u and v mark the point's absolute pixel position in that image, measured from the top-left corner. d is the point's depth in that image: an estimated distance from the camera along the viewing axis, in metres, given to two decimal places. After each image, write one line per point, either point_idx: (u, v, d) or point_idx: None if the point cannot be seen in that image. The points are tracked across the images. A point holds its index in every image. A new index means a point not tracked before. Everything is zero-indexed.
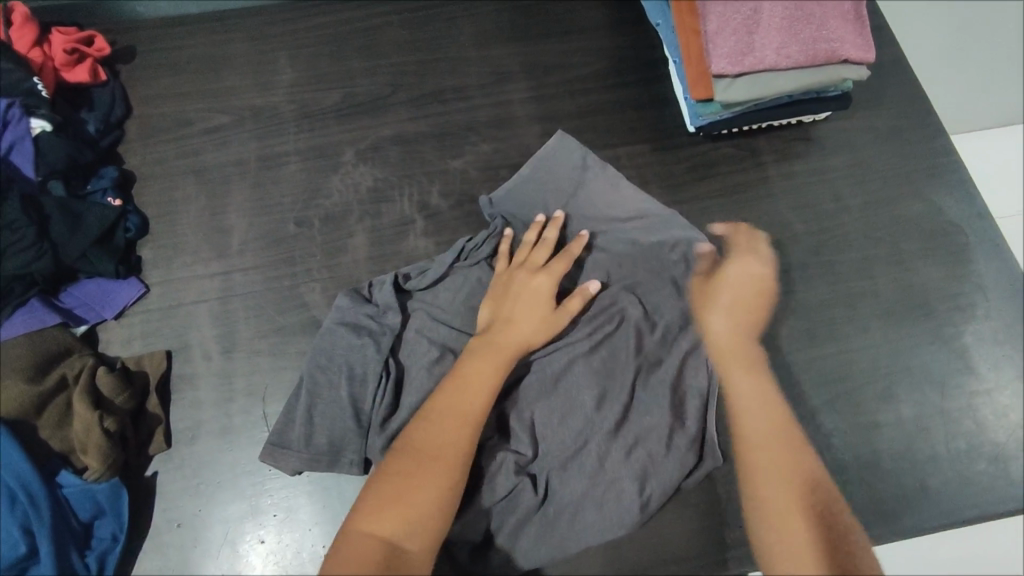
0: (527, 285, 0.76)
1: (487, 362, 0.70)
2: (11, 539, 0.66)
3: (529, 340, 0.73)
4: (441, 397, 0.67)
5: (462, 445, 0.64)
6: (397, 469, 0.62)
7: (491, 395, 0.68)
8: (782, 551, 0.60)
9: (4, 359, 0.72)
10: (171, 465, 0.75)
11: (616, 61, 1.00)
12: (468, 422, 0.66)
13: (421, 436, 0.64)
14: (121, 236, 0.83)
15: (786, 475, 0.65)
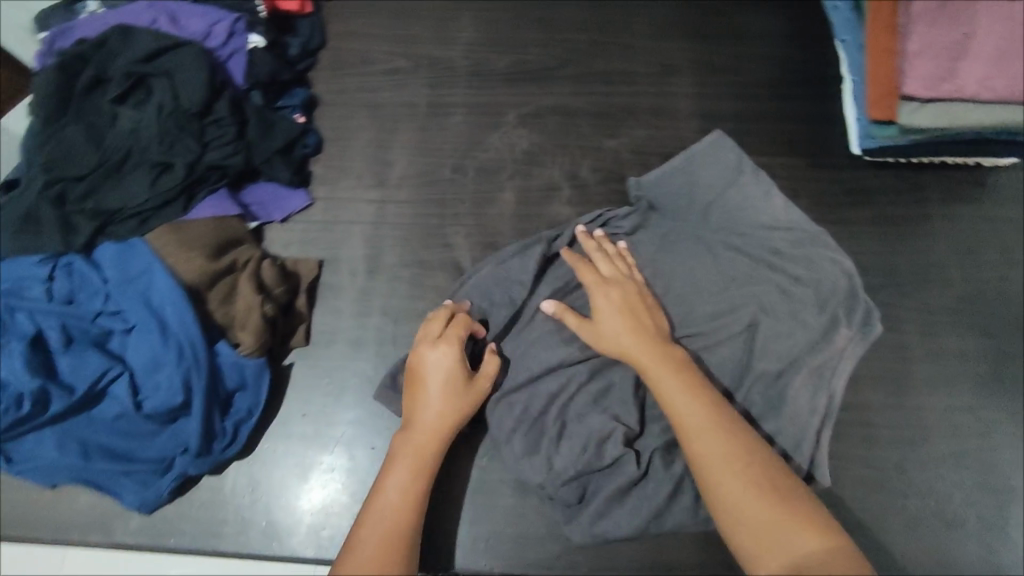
0: (442, 368, 0.73)
1: (409, 466, 0.69)
2: (172, 388, 0.74)
3: (438, 431, 0.71)
4: (369, 516, 0.66)
5: (394, 552, 0.64)
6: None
7: (417, 501, 0.68)
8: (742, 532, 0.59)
9: (192, 235, 0.80)
10: (306, 362, 0.83)
11: (788, 71, 0.99)
12: (394, 535, 0.65)
13: (359, 567, 0.62)
14: (299, 151, 0.91)
15: (726, 453, 0.63)
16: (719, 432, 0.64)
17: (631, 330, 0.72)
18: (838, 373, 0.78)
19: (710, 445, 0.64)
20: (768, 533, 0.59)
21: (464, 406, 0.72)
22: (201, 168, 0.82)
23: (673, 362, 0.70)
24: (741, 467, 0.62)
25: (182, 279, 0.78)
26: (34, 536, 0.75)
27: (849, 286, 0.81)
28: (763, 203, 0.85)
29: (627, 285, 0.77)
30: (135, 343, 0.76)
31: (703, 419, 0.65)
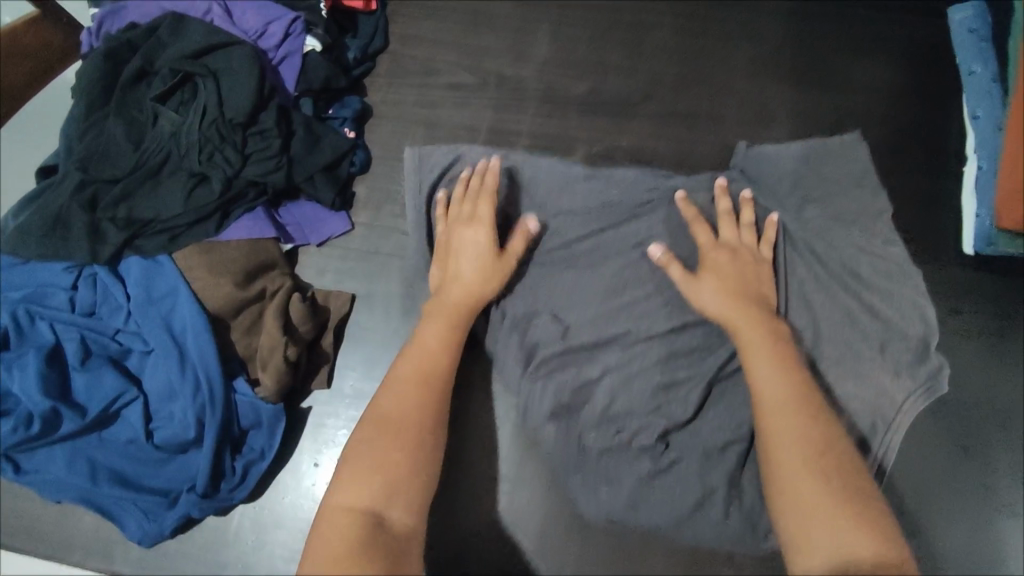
0: (466, 237, 0.72)
1: (441, 327, 0.68)
2: (186, 421, 0.71)
3: (477, 294, 0.70)
4: (404, 362, 0.65)
5: (429, 396, 0.62)
6: (372, 427, 0.59)
7: (450, 356, 0.66)
8: (810, 497, 0.52)
9: (221, 259, 0.76)
10: (326, 407, 0.77)
11: (903, 138, 0.86)
12: (429, 381, 0.63)
13: (390, 405, 0.61)
14: (345, 170, 0.84)
15: (801, 420, 0.57)
16: (798, 399, 0.59)
17: (729, 290, 0.67)
18: (891, 436, 0.69)
19: (786, 408, 0.58)
20: (827, 493, 0.52)
21: (495, 275, 0.71)
22: (239, 184, 0.78)
23: (771, 329, 0.65)
24: (809, 447, 0.55)
25: (208, 305, 0.74)
26: (35, 551, 0.73)
27: (925, 338, 0.71)
28: (852, 301, 0.75)
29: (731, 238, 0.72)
30: (153, 367, 0.73)
31: (787, 387, 0.60)
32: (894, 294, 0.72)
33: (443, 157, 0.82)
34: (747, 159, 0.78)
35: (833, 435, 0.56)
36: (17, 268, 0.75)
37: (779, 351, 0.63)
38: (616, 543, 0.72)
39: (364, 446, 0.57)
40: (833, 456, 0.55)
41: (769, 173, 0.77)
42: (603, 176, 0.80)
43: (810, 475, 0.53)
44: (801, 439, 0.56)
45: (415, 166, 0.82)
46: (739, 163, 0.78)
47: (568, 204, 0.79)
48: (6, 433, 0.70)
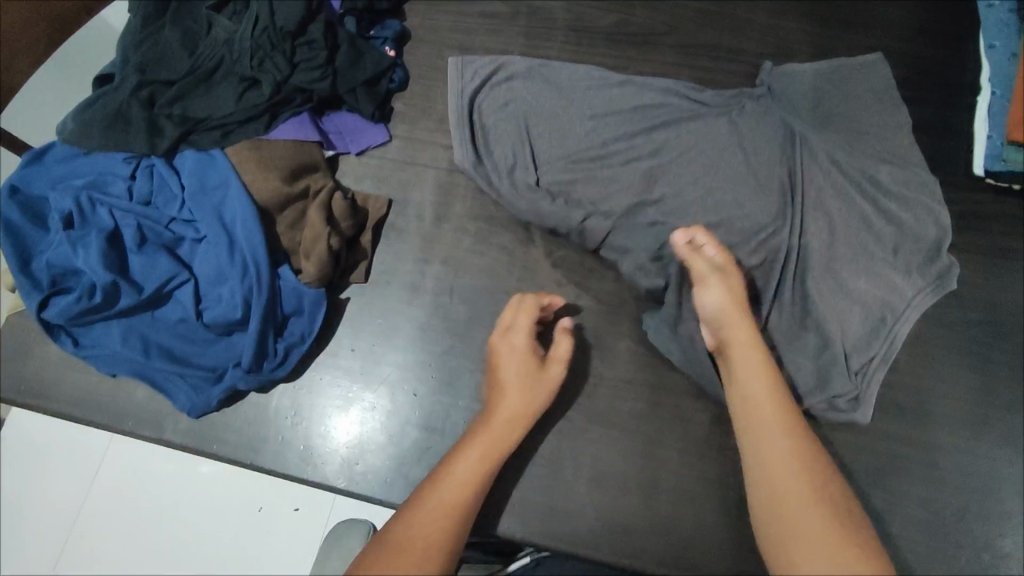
0: (518, 347, 0.74)
1: (482, 449, 0.67)
2: (234, 302, 0.76)
3: (524, 412, 0.70)
4: (436, 488, 0.64)
5: (451, 531, 0.60)
6: (389, 553, 0.57)
7: (485, 480, 0.66)
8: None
9: (269, 156, 0.81)
10: (362, 299, 0.83)
11: (919, 71, 0.89)
12: (453, 515, 0.62)
13: (415, 535, 0.59)
14: (385, 85, 0.89)
15: (801, 479, 0.59)
16: (797, 463, 0.60)
17: (750, 340, 0.68)
18: (901, 321, 0.76)
19: (786, 472, 0.60)
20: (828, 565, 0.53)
21: (543, 392, 0.72)
22: (287, 89, 0.83)
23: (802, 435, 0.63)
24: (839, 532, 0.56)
25: (256, 197, 0.79)
26: (91, 420, 0.79)
27: (936, 239, 0.79)
28: (854, 217, 0.80)
29: (740, 324, 0.69)
30: (204, 253, 0.78)
31: (778, 424, 0.63)
32: (910, 199, 0.80)
33: (485, 66, 0.89)
34: (773, 77, 0.88)
35: (838, 500, 0.59)
36: (81, 159, 0.81)
37: (784, 413, 0.64)
38: (633, 432, 0.75)
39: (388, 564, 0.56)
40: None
41: (794, 92, 0.87)
42: (637, 85, 0.89)
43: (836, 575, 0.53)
44: (791, 511, 0.58)
45: (456, 73, 0.89)
46: (766, 80, 0.88)
47: (606, 111, 0.87)
48: (70, 303, 0.75)
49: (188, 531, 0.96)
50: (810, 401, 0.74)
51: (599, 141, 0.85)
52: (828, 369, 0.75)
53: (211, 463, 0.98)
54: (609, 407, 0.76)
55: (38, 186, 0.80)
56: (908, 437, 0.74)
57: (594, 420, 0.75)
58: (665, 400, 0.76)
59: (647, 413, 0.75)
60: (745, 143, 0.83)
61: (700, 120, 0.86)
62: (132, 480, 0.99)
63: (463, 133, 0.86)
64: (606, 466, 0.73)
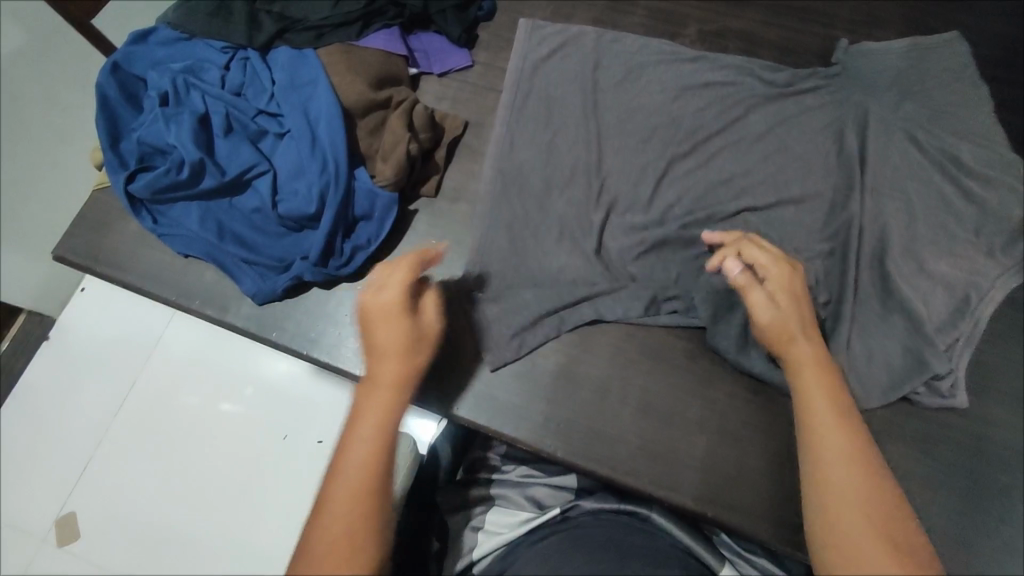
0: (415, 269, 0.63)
1: (377, 397, 0.56)
2: (309, 196, 0.79)
3: (411, 329, 0.60)
4: (342, 453, 0.54)
5: (375, 508, 0.52)
6: (313, 570, 0.49)
7: (393, 434, 0.55)
8: (868, 574, 0.50)
9: (359, 61, 0.83)
10: (430, 213, 0.84)
11: (1012, 57, 0.88)
12: (369, 456, 0.53)
13: (330, 527, 0.51)
14: (474, 11, 0.90)
15: (863, 494, 0.54)
16: (874, 516, 0.53)
17: (813, 355, 0.62)
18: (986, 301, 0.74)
19: (847, 484, 0.54)
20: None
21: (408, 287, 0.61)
22: (383, 0, 0.85)
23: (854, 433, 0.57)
24: (875, 522, 0.53)
25: (341, 99, 0.81)
26: (161, 295, 0.83)
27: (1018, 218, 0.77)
28: (928, 191, 0.79)
29: (803, 342, 0.63)
30: (286, 147, 0.81)
31: (851, 461, 0.55)
32: (992, 177, 0.79)
33: (554, 33, 0.88)
34: (848, 57, 0.87)
35: (886, 492, 0.55)
36: (180, 47, 0.84)
37: (861, 456, 0.56)
38: (684, 369, 0.75)
39: (315, 551, 0.50)
40: (908, 569, 0.50)
41: (870, 72, 0.85)
42: (710, 60, 0.87)
43: (878, 560, 0.50)
44: (840, 521, 0.53)
45: (525, 35, 0.88)
46: (840, 61, 0.87)
47: (690, 61, 0.87)
48: (158, 177, 0.79)
49: (211, 454, 1.04)
50: (905, 388, 0.72)
51: (680, 88, 0.85)
52: (912, 351, 0.72)
53: (233, 401, 1.06)
54: (663, 344, 0.76)
55: (138, 67, 0.84)
56: (962, 411, 0.73)
57: (645, 353, 0.76)
58: None
59: (699, 353, 0.76)
60: (827, 113, 0.83)
61: (776, 102, 0.85)
62: (164, 401, 1.07)
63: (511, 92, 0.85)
64: (651, 398, 0.74)
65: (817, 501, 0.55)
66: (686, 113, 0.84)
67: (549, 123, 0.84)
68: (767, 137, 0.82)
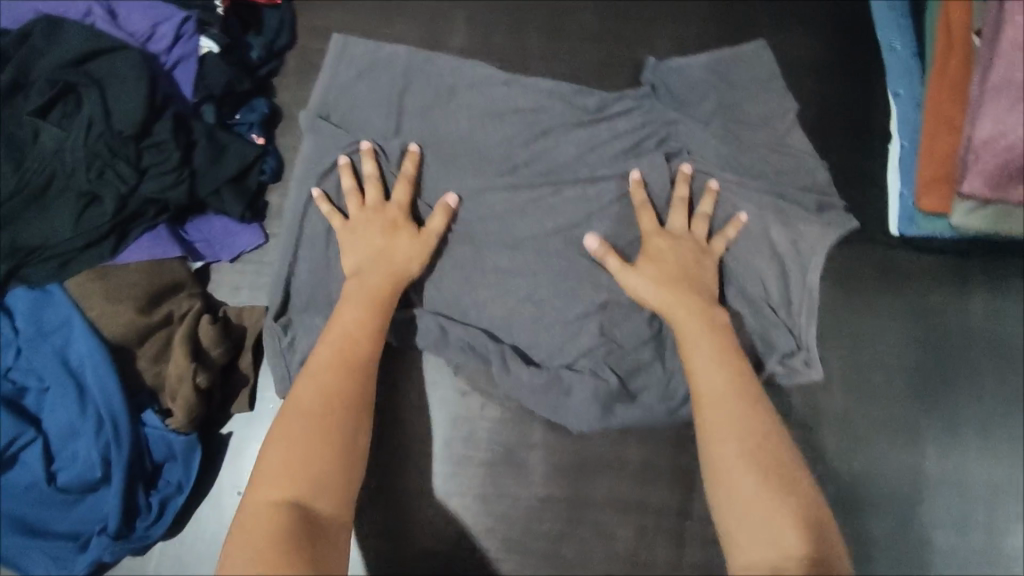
0: (376, 219, 0.71)
1: (363, 311, 0.66)
2: (91, 461, 0.67)
3: (396, 266, 0.69)
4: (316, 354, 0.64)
5: (336, 422, 0.59)
6: (271, 456, 0.56)
7: (369, 343, 0.65)
8: (737, 444, 0.57)
9: (119, 285, 0.70)
10: (247, 431, 0.74)
11: (833, 116, 0.83)
12: (339, 369, 0.63)
13: (308, 394, 0.61)
14: (254, 179, 0.78)
15: (740, 402, 0.60)
16: (737, 391, 0.61)
17: (677, 248, 0.70)
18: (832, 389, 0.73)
19: (709, 377, 0.62)
20: (754, 486, 0.55)
21: (405, 241, 0.71)
22: (135, 202, 0.71)
23: (707, 318, 0.66)
24: (740, 400, 0.60)
25: (105, 335, 0.69)
26: None
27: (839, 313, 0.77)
28: (774, 291, 0.74)
29: (673, 245, 0.71)
30: (51, 406, 0.68)
31: (720, 350, 0.64)
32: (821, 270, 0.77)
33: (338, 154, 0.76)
34: (659, 74, 0.81)
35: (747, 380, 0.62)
36: None
37: (731, 351, 0.64)
38: (551, 552, 0.70)
39: (283, 443, 0.57)
40: (757, 426, 0.58)
41: (683, 89, 0.81)
42: (518, 81, 0.80)
43: (748, 444, 0.57)
44: (725, 416, 0.59)
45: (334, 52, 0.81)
46: (650, 80, 0.81)
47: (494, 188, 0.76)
48: None
49: None
50: None
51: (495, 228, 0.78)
52: None
53: None
54: (525, 530, 0.71)
55: None
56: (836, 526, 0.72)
57: (509, 544, 0.71)
58: (583, 514, 0.71)
59: (567, 532, 0.71)
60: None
61: (586, 128, 0.79)
62: None
63: (286, 252, 0.75)
64: None
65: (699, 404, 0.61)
66: (504, 246, 0.75)
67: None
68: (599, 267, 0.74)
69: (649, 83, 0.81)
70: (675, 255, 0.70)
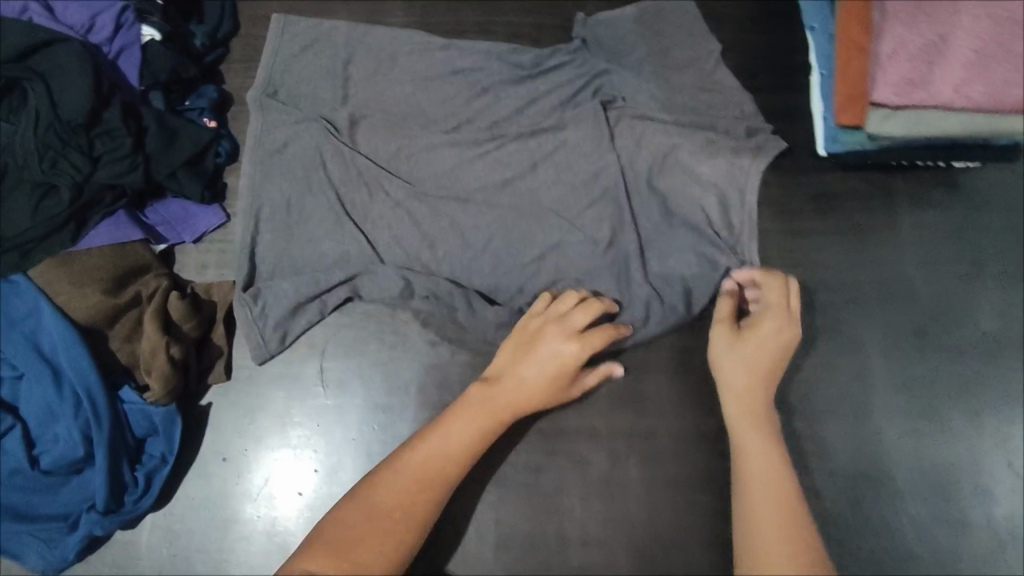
0: (554, 330, 0.67)
1: (474, 420, 0.63)
2: (72, 440, 0.69)
3: (540, 395, 0.65)
4: (437, 441, 0.62)
5: (405, 520, 0.58)
6: (322, 550, 0.56)
7: (469, 460, 0.63)
8: (767, 539, 0.56)
9: (84, 268, 0.72)
10: (226, 400, 0.76)
11: (756, 57, 0.88)
12: (447, 479, 0.61)
13: (383, 496, 0.59)
14: (210, 161, 0.80)
15: (773, 480, 0.60)
16: (780, 477, 0.60)
17: (780, 344, 0.67)
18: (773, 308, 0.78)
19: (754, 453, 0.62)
20: (769, 543, 0.55)
21: (558, 375, 0.66)
22: (92, 189, 0.73)
23: (766, 418, 0.65)
24: (789, 503, 0.58)
25: (76, 320, 0.71)
26: None
27: (784, 233, 0.81)
28: (716, 217, 0.79)
29: (768, 348, 0.67)
30: (27, 391, 0.70)
31: (775, 448, 0.62)
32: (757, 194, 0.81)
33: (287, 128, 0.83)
34: (589, 28, 0.88)
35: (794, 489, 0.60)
36: None
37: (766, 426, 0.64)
38: (529, 485, 0.72)
39: (343, 528, 0.58)
40: (794, 533, 0.56)
41: (609, 39, 0.87)
42: (459, 47, 0.87)
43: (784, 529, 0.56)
44: (760, 517, 0.57)
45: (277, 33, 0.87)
46: (581, 34, 0.87)
47: (445, 156, 0.82)
48: None
49: None
50: None
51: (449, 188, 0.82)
52: None
53: None
54: (502, 466, 0.73)
55: None
56: (804, 434, 0.73)
57: (490, 483, 0.73)
58: (557, 445, 0.73)
59: (543, 464, 0.73)
60: (592, 161, 0.81)
61: (524, 83, 0.85)
62: None
63: (246, 232, 0.79)
64: (507, 526, 0.72)
65: (742, 496, 0.60)
66: (456, 200, 0.80)
67: (320, 261, 0.79)
68: (549, 214, 0.79)
69: (580, 38, 0.88)
70: (774, 348, 0.66)
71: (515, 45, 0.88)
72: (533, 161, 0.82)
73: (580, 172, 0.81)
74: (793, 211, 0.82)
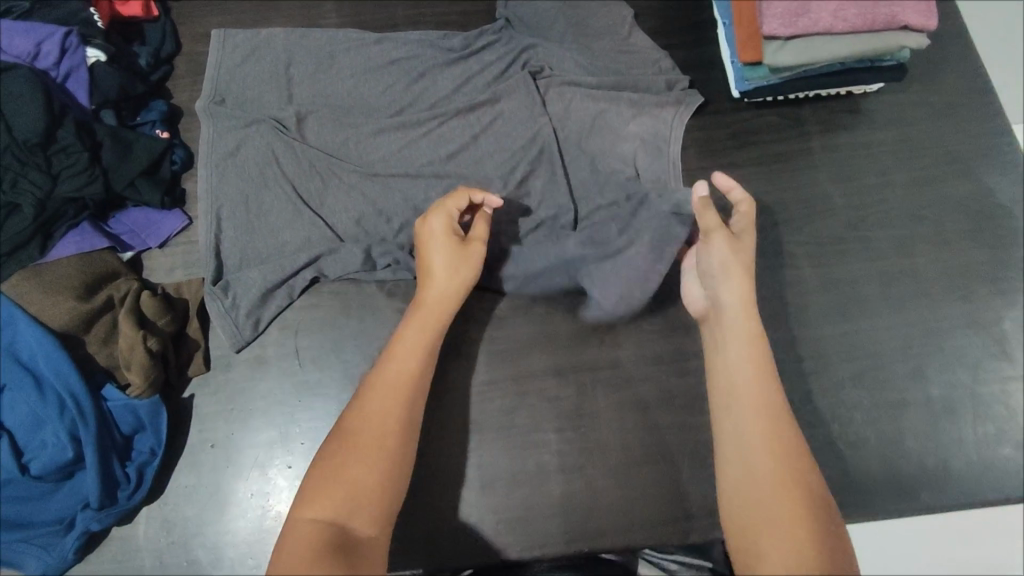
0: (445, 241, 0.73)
1: (416, 326, 0.69)
2: (60, 443, 0.70)
3: (455, 285, 0.72)
4: (390, 362, 0.67)
5: (392, 433, 0.63)
6: (320, 483, 0.59)
7: (424, 359, 0.68)
8: (757, 494, 0.57)
9: (55, 278, 0.75)
10: (207, 390, 0.79)
11: (666, 18, 0.96)
12: (404, 387, 0.65)
13: (361, 420, 0.63)
14: (167, 168, 0.84)
15: (777, 467, 0.57)
16: (767, 433, 0.59)
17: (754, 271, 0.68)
18: None
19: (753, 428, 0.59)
20: (782, 551, 0.53)
21: (464, 262, 0.72)
22: (54, 204, 0.76)
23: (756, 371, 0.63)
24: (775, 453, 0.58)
25: (51, 326, 0.73)
26: None
27: (711, 170, 0.88)
28: (646, 161, 0.86)
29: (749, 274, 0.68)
30: (10, 402, 0.71)
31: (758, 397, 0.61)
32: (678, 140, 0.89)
33: (238, 130, 0.87)
34: (511, 9, 0.94)
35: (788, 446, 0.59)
36: None
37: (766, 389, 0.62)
38: (507, 427, 0.77)
39: (334, 458, 0.61)
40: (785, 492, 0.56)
41: (531, 17, 0.93)
42: (393, 39, 0.93)
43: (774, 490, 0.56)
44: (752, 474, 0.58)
45: (218, 46, 0.92)
46: (504, 14, 0.94)
47: (392, 138, 0.87)
48: None
49: None
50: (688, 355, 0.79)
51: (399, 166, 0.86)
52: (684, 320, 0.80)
53: None
54: (479, 412, 0.77)
55: None
56: None
57: (470, 430, 0.77)
58: (528, 386, 0.78)
59: (518, 405, 0.77)
60: (528, 126, 0.87)
61: (457, 64, 0.92)
62: None
63: (209, 232, 0.82)
64: (492, 468, 0.75)
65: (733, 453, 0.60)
66: (408, 176, 0.85)
67: (283, 249, 0.82)
68: (495, 178, 0.85)
69: (504, 18, 0.94)
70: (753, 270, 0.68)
71: (444, 31, 0.95)
72: (474, 132, 0.88)
73: (518, 136, 0.87)
74: (716, 150, 0.89)
